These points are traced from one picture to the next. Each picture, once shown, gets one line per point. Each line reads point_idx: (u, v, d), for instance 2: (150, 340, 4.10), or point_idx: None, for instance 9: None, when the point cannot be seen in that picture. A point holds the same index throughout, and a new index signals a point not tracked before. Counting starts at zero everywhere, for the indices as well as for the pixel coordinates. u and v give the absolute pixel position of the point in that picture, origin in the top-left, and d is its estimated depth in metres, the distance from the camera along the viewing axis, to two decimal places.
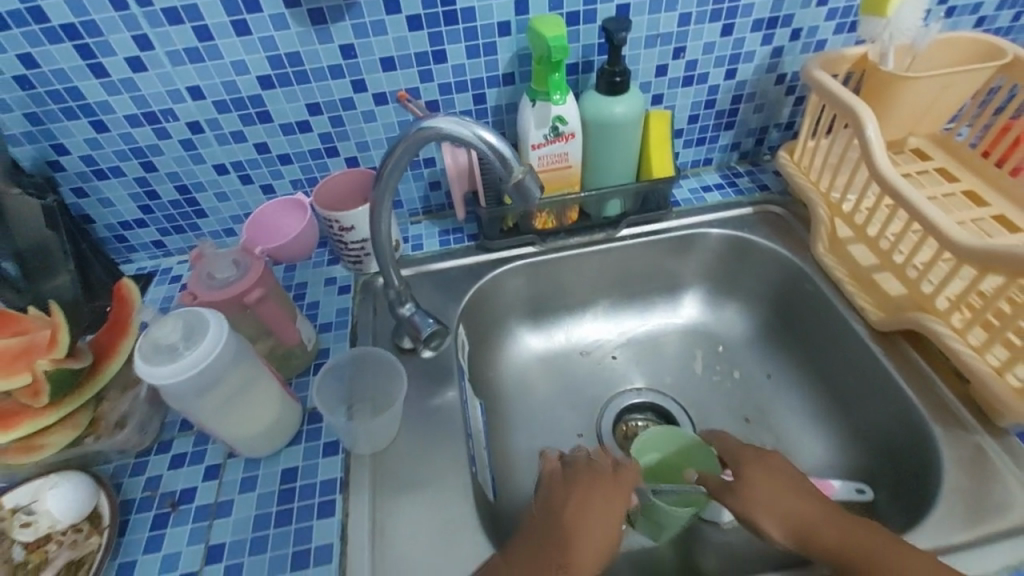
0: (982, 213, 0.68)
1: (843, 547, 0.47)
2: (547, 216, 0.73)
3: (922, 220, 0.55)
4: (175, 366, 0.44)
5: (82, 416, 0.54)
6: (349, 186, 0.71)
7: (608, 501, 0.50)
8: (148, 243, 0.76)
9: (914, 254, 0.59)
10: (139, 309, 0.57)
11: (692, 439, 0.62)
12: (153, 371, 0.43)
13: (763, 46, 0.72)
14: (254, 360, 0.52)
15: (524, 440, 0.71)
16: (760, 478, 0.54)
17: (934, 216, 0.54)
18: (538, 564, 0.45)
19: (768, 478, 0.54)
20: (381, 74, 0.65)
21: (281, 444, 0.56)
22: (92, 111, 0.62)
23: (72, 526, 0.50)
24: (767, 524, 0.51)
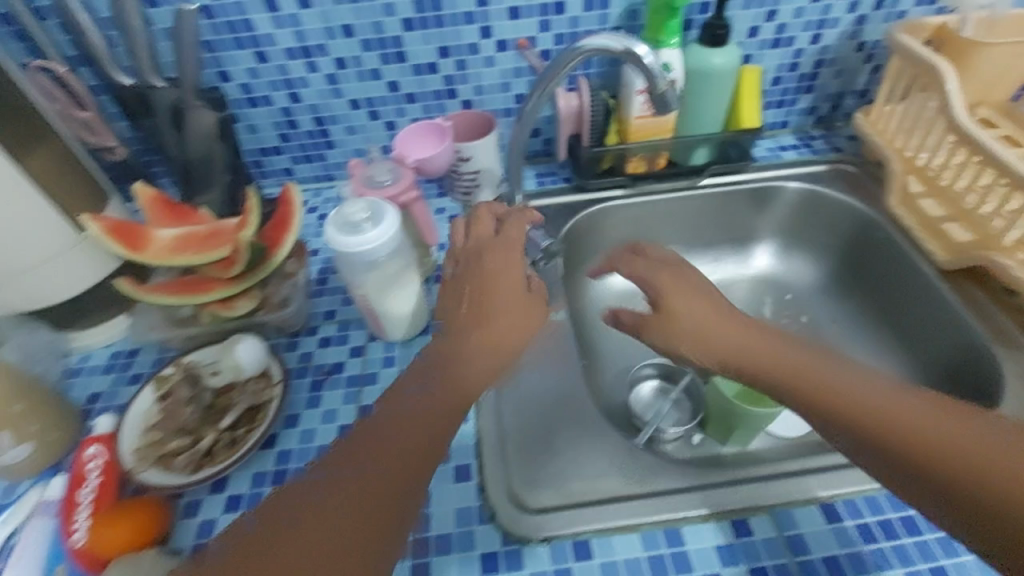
0: None
1: (805, 391, 0.47)
2: (639, 162, 0.81)
3: (998, 163, 0.61)
4: (361, 237, 0.54)
5: (257, 292, 0.63)
6: (466, 125, 0.80)
7: (506, 259, 0.58)
8: (279, 170, 0.85)
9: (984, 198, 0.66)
10: (301, 206, 0.65)
11: None
12: (346, 239, 0.53)
13: (848, 14, 0.78)
14: (408, 252, 0.61)
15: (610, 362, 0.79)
16: (683, 308, 0.53)
17: (1009, 157, 0.60)
18: (471, 352, 0.51)
19: (776, 339, 0.51)
20: (506, 22, 0.73)
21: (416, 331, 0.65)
22: (259, 43, 0.72)
23: (252, 378, 0.59)
24: (687, 354, 0.53)
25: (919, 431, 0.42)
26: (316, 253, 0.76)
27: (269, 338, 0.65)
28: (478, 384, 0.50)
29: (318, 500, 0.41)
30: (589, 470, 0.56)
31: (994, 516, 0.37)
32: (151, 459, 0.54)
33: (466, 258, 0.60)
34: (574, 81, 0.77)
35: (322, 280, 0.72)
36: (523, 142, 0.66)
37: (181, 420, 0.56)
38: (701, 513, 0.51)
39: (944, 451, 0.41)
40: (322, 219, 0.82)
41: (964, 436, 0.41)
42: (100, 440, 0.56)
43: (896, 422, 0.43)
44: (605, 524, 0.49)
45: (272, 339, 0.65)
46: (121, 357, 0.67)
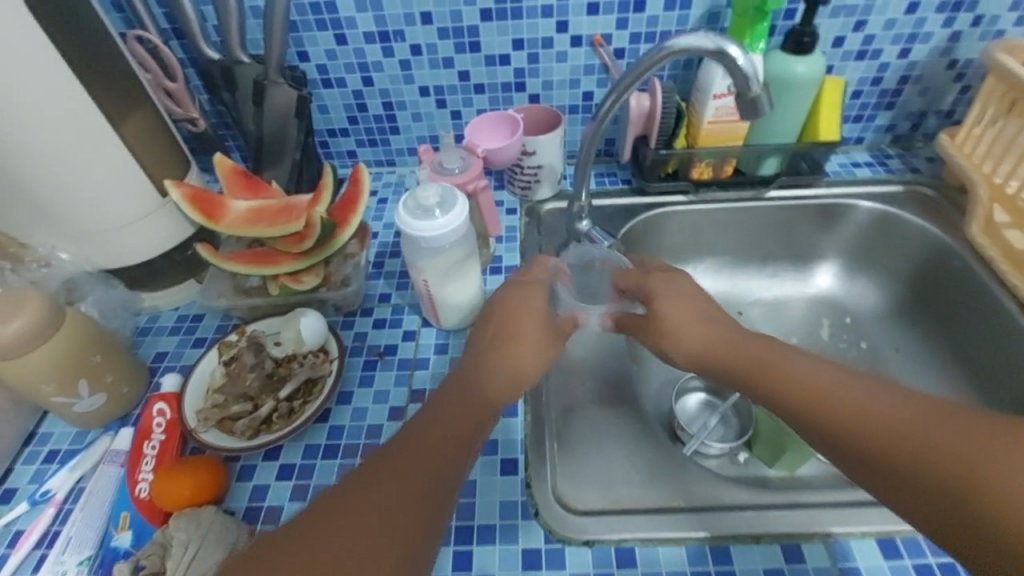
0: None
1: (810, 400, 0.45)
2: (705, 167, 0.78)
3: None
4: (430, 222, 0.54)
5: (321, 269, 0.64)
6: (531, 121, 0.81)
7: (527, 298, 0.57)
8: (344, 152, 0.87)
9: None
10: (369, 188, 0.66)
11: None
12: (416, 223, 0.54)
13: (944, 28, 0.74)
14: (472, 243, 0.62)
15: (656, 369, 0.78)
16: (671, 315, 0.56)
17: None
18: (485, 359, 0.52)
19: (784, 352, 0.49)
20: (584, 18, 0.72)
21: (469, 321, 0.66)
22: (339, 25, 0.73)
23: (311, 352, 0.60)
24: (674, 354, 0.56)
25: (922, 436, 0.39)
26: (375, 235, 0.78)
27: (327, 315, 0.67)
28: (496, 388, 0.50)
29: (320, 515, 0.38)
30: (635, 478, 0.55)
31: (975, 511, 0.35)
32: (213, 421, 0.56)
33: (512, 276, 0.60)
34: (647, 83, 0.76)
35: (379, 264, 0.74)
36: (598, 141, 0.62)
37: (244, 386, 0.57)
38: (753, 534, 0.49)
39: (971, 462, 0.36)
40: (382, 202, 0.84)
41: (946, 431, 0.39)
42: (165, 398, 0.59)
43: (873, 421, 0.41)
44: (649, 534, 0.49)
45: (329, 317, 0.67)
46: (186, 320, 0.70)
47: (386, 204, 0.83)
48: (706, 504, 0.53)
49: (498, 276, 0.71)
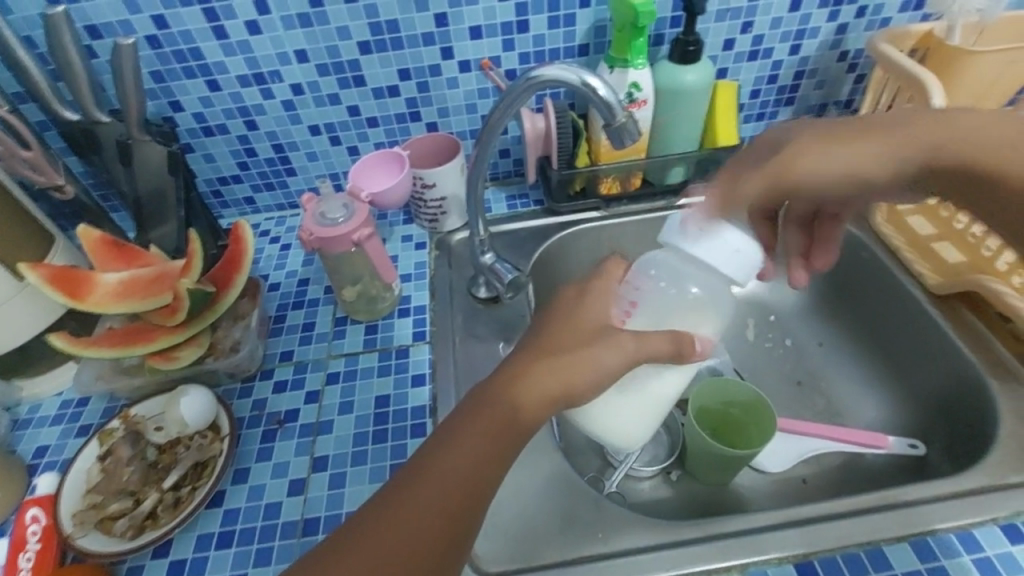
0: None
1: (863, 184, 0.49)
2: (612, 182, 0.77)
3: None
4: (334, 228, 0.57)
5: (204, 337, 0.60)
6: (428, 149, 0.77)
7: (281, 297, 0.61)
8: (240, 199, 0.83)
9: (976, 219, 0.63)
10: (252, 246, 0.63)
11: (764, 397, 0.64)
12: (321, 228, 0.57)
13: (829, 22, 0.74)
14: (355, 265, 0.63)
15: None
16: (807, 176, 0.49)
17: None
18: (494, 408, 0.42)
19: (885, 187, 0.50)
20: (468, 42, 0.70)
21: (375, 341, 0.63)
22: (209, 71, 0.69)
23: (198, 433, 0.57)
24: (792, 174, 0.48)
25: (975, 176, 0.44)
26: (275, 288, 0.73)
27: (221, 384, 0.62)
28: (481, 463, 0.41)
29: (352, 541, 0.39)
30: (551, 524, 0.52)
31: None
32: (90, 522, 0.51)
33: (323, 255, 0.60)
34: (542, 101, 0.75)
35: (279, 318, 0.69)
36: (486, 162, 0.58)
37: (122, 481, 0.53)
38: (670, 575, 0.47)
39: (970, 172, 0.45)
40: (285, 249, 0.79)
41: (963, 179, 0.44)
42: (41, 502, 0.55)
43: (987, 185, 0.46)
44: None
45: (223, 385, 0.63)
46: (70, 406, 0.64)
47: (288, 251, 0.78)
48: (626, 546, 0.50)
49: (406, 319, 0.68)
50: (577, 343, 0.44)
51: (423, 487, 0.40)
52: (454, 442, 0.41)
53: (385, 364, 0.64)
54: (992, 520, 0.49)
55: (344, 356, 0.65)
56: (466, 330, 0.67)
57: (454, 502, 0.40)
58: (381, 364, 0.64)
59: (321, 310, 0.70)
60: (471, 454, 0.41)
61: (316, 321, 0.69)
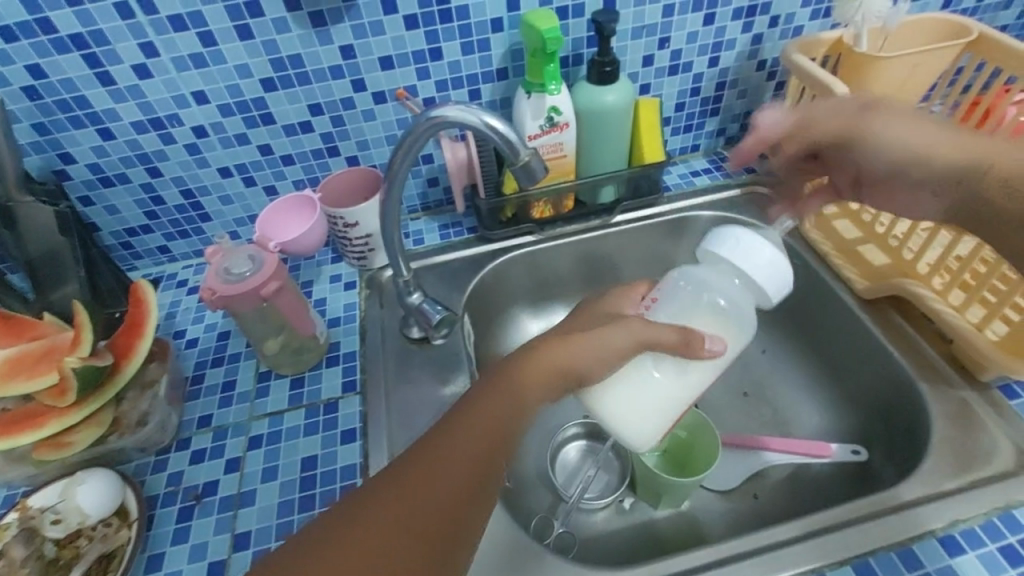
0: None
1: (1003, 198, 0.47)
2: (545, 205, 0.75)
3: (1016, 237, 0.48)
4: (240, 286, 0.53)
5: (105, 415, 0.55)
6: (349, 185, 0.73)
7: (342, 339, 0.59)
8: (153, 249, 0.77)
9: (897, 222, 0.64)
10: (155, 309, 0.59)
11: (707, 418, 0.63)
12: (226, 287, 0.53)
13: (744, 33, 0.74)
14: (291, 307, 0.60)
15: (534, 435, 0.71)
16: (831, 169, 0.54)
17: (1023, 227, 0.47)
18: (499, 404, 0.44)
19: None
20: (380, 73, 0.67)
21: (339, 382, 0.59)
22: (99, 120, 0.64)
23: (101, 521, 0.52)
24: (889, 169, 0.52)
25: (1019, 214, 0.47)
26: (193, 344, 0.68)
27: (132, 460, 0.58)
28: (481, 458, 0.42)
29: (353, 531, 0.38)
30: None
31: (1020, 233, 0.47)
32: None
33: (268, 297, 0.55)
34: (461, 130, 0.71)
35: (197, 379, 0.64)
36: (399, 200, 0.55)
37: None
38: None
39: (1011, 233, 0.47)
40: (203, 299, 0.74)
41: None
42: None
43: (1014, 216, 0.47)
44: None
45: (135, 461, 0.58)
46: None
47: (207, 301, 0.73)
48: None
49: (335, 369, 0.64)
50: (574, 352, 0.45)
51: (418, 486, 0.40)
52: (460, 430, 0.43)
53: (313, 421, 0.60)
54: (931, 533, 0.49)
55: (268, 416, 0.61)
56: (399, 374, 0.64)
57: (448, 502, 0.40)
58: (308, 422, 0.60)
59: (243, 365, 0.65)
60: (466, 456, 0.42)
61: (238, 378, 0.64)
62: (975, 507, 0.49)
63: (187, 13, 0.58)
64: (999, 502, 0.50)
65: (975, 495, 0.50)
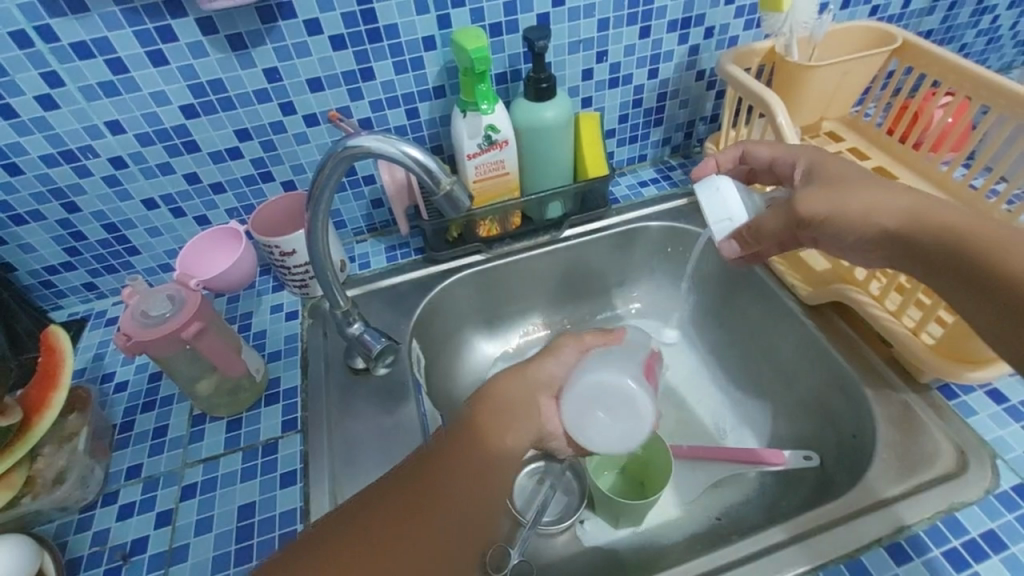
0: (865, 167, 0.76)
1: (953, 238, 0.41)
2: (491, 223, 0.73)
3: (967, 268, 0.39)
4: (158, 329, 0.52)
5: (17, 475, 0.51)
6: (285, 212, 0.71)
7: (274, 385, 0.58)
8: (78, 286, 0.72)
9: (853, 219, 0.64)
10: (69, 358, 0.56)
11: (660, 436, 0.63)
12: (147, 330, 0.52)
13: (680, 45, 0.75)
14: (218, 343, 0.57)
15: None
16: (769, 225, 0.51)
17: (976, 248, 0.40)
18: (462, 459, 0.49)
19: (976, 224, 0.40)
20: (310, 95, 0.64)
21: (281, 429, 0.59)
22: (3, 154, 0.59)
23: None
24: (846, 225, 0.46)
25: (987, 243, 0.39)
26: (122, 388, 0.64)
27: (53, 521, 0.54)
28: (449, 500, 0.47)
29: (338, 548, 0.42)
30: None
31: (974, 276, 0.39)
32: None
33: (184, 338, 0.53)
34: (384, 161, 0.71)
35: (125, 425, 0.60)
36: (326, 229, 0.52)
37: None
38: None
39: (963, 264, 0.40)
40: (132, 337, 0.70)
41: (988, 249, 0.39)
42: None
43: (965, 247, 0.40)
44: None
45: (56, 521, 0.54)
46: None
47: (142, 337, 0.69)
48: None
49: (275, 407, 0.61)
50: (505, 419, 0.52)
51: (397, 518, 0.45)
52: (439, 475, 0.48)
53: (250, 465, 0.57)
54: (878, 542, 0.49)
55: (203, 462, 0.57)
56: (343, 408, 0.62)
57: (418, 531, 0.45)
58: (245, 466, 0.56)
59: (175, 409, 0.62)
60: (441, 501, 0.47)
61: (170, 423, 0.60)
62: (919, 510, 0.50)
63: (92, 40, 0.55)
64: (942, 505, 0.50)
65: (919, 499, 0.51)
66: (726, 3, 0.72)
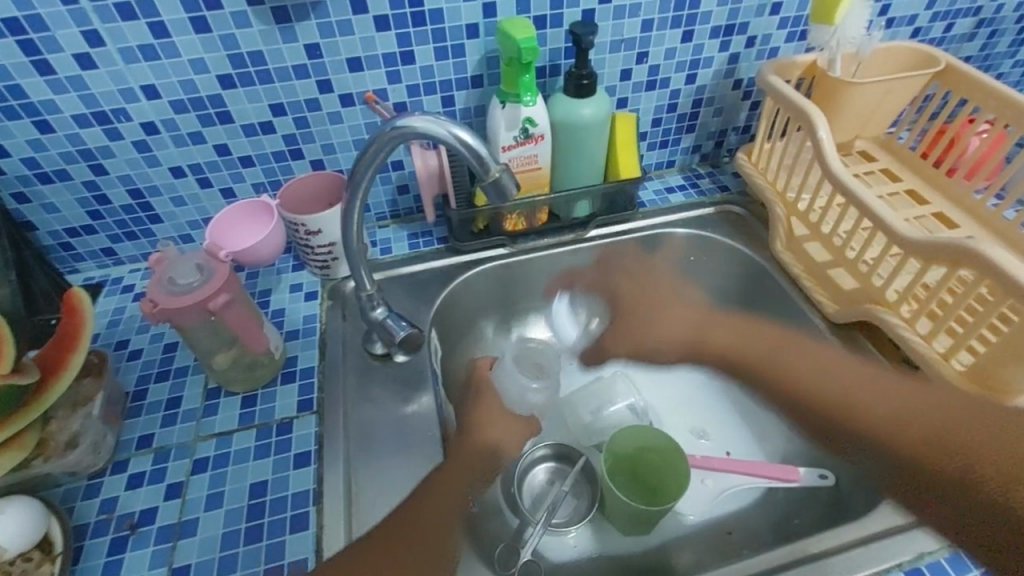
0: (896, 189, 0.75)
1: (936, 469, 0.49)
2: (518, 218, 0.73)
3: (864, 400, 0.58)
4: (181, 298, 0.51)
5: (29, 437, 0.49)
6: (314, 191, 0.70)
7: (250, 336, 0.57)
8: (96, 251, 0.71)
9: (839, 225, 0.65)
10: (91, 321, 0.55)
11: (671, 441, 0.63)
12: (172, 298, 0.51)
13: (721, 52, 0.74)
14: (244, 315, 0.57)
15: None
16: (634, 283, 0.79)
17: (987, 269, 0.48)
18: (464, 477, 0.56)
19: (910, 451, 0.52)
20: (348, 75, 0.64)
21: (258, 384, 0.60)
22: (35, 111, 0.58)
23: (21, 556, 0.46)
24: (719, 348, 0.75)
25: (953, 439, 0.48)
26: (136, 356, 0.63)
27: (62, 484, 0.53)
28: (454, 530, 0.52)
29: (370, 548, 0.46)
30: None
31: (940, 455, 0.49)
32: None
33: (214, 309, 0.53)
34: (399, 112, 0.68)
35: (139, 393, 0.60)
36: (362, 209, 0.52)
37: None
38: None
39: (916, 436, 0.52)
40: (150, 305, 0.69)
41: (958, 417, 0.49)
42: None
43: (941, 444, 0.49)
44: None
45: (65, 485, 0.53)
46: None
47: None
48: None
49: (291, 385, 0.60)
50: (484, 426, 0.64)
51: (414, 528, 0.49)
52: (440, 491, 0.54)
53: (264, 443, 0.56)
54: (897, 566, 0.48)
55: (216, 437, 0.56)
56: (359, 392, 0.61)
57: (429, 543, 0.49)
58: (259, 444, 0.56)
59: (190, 380, 0.61)
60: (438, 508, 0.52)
61: (183, 395, 0.60)
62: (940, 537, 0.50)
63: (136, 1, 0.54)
64: None
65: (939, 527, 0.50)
66: (771, 14, 0.72)
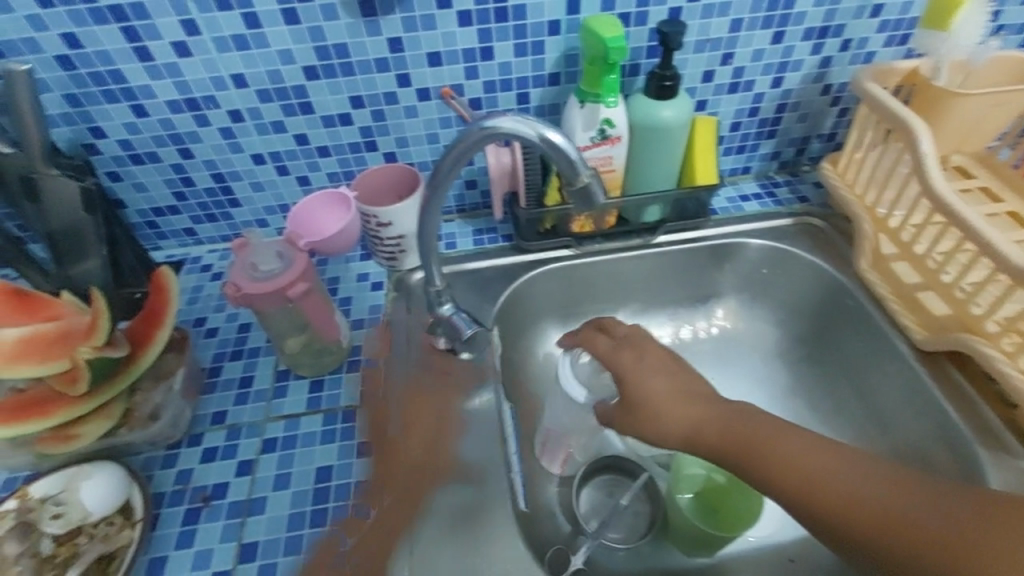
0: (1000, 210, 0.69)
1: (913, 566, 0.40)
2: (586, 219, 0.71)
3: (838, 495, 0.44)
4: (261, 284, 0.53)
5: (115, 407, 0.53)
6: (385, 182, 0.70)
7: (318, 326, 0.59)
8: (179, 230, 0.75)
9: (936, 246, 0.60)
10: (175, 300, 0.57)
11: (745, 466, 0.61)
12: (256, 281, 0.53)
13: (812, 55, 0.70)
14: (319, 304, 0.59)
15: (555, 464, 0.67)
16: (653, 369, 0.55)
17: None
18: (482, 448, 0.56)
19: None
20: (427, 69, 0.64)
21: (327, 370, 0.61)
22: (133, 95, 0.61)
23: (104, 519, 0.49)
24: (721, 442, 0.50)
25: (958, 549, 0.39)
26: (212, 334, 0.66)
27: (142, 453, 0.56)
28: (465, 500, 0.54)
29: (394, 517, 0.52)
30: None
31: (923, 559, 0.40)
32: None
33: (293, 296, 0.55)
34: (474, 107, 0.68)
35: (215, 370, 0.62)
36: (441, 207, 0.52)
37: None
38: None
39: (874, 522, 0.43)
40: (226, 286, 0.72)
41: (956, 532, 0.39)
42: None
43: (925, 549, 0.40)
44: None
45: (145, 454, 0.56)
46: None
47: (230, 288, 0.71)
48: None
49: (356, 374, 0.61)
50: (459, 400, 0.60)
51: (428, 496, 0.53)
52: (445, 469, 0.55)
53: (329, 429, 0.57)
54: None
55: (284, 419, 0.58)
56: (422, 385, 0.61)
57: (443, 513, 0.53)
58: (325, 429, 0.57)
59: (261, 361, 0.63)
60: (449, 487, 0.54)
61: (255, 374, 0.62)
62: None
63: None
64: None
65: None
66: (871, 16, 0.67)
